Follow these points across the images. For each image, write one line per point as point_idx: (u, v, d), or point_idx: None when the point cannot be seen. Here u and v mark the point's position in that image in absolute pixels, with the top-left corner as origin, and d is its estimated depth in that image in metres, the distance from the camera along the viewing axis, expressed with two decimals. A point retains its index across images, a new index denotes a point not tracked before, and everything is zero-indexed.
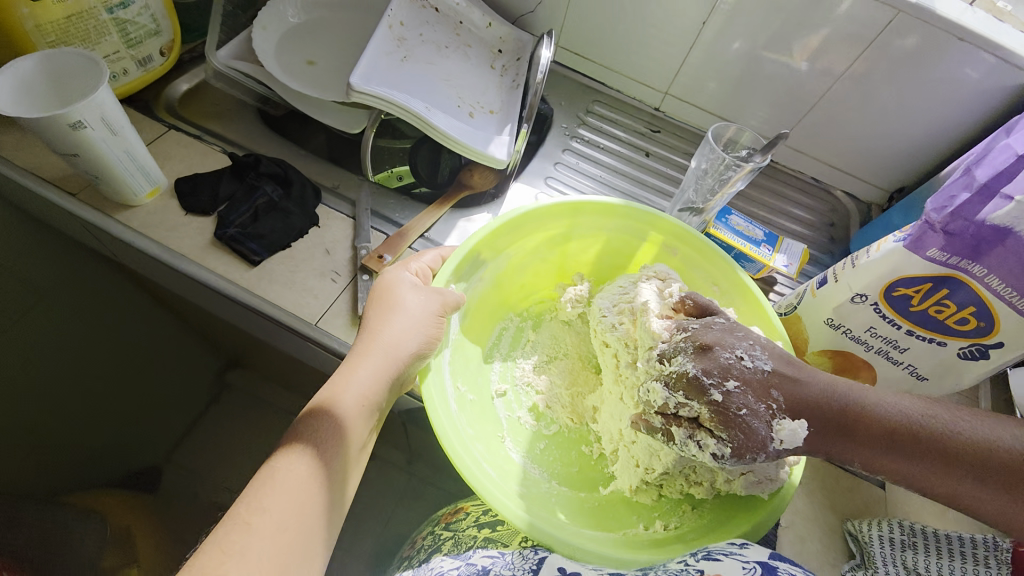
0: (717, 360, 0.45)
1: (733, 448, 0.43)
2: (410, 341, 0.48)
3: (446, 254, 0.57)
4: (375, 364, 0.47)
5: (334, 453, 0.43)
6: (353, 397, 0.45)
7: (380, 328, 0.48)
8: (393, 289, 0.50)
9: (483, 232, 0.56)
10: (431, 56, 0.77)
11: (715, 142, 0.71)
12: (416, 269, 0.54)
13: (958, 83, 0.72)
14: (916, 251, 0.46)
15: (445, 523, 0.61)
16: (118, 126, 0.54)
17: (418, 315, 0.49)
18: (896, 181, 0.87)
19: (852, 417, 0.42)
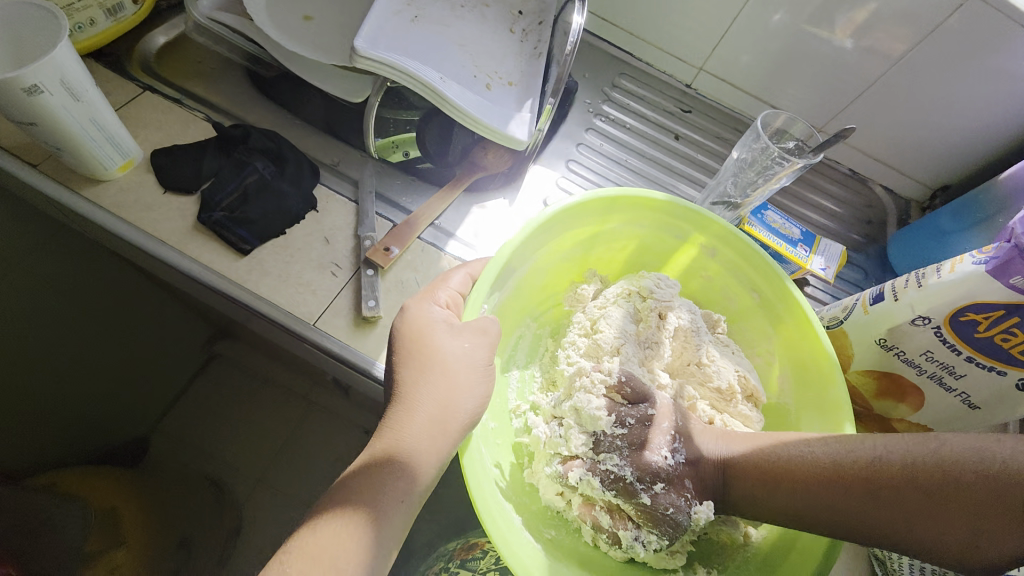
0: (650, 466, 0.48)
1: (665, 541, 0.48)
2: (466, 400, 0.42)
3: (474, 272, 0.51)
4: (427, 430, 0.40)
5: (386, 523, 0.37)
6: (405, 462, 0.39)
7: (425, 384, 0.41)
8: (429, 336, 0.43)
9: (520, 238, 0.50)
10: (443, 15, 0.68)
11: (761, 131, 0.64)
12: (445, 300, 0.47)
13: (1023, 76, 0.66)
14: (998, 278, 0.41)
15: (460, 561, 0.62)
16: (81, 90, 0.46)
17: (467, 366, 0.43)
18: (941, 179, 0.81)
19: (793, 472, 0.44)
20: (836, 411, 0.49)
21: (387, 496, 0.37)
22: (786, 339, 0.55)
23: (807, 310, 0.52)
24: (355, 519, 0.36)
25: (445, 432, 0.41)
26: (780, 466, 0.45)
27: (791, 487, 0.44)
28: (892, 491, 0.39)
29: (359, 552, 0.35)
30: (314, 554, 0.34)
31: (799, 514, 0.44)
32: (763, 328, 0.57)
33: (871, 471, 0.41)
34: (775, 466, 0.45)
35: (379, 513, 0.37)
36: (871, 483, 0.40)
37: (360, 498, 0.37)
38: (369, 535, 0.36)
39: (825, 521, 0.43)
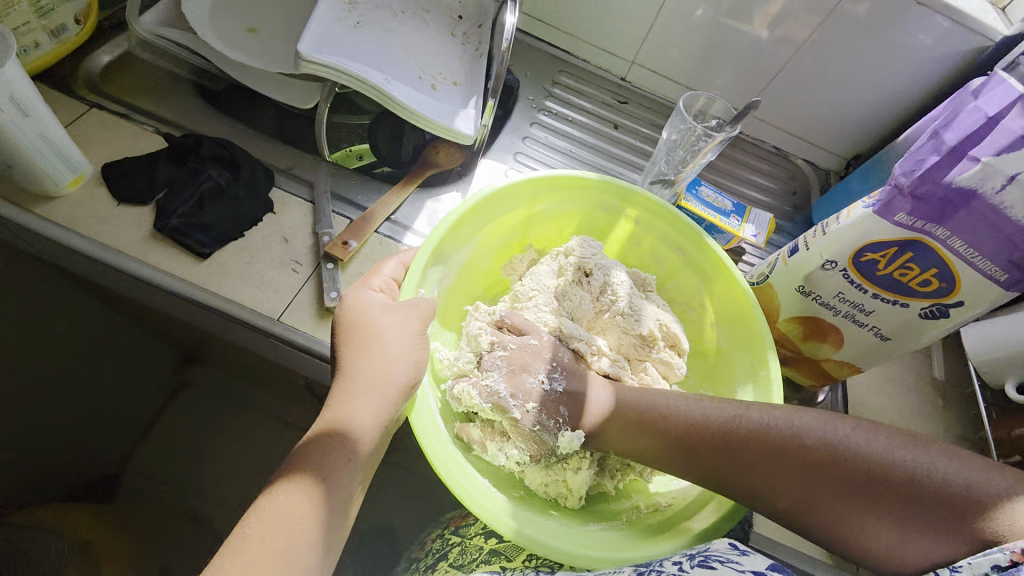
0: (523, 384, 0.51)
1: (528, 454, 0.51)
2: (401, 368, 0.44)
3: (407, 261, 0.53)
4: (367, 397, 0.42)
5: (332, 487, 0.39)
6: (353, 428, 0.41)
7: (361, 358, 0.44)
8: (364, 314, 0.46)
9: (444, 228, 0.53)
10: (386, 23, 0.71)
11: (686, 112, 0.70)
12: (380, 285, 0.49)
13: (913, 50, 0.74)
14: (884, 217, 0.48)
15: (454, 526, 0.61)
16: (29, 105, 0.47)
17: (402, 338, 0.46)
18: (853, 149, 0.90)
19: (722, 437, 0.45)
20: (759, 343, 0.54)
21: (335, 457, 0.40)
22: (711, 289, 0.61)
23: (721, 254, 0.58)
24: (309, 477, 0.39)
25: (384, 397, 0.43)
26: (718, 432, 0.45)
27: (725, 455, 0.44)
28: (816, 469, 0.41)
29: (314, 506, 0.38)
30: (271, 512, 0.37)
31: (721, 479, 0.44)
32: (692, 282, 0.62)
33: (808, 452, 0.41)
34: (713, 431, 0.45)
35: (328, 479, 0.39)
36: (802, 463, 0.41)
37: (313, 459, 0.39)
38: (323, 492, 0.39)
39: (744, 490, 0.43)
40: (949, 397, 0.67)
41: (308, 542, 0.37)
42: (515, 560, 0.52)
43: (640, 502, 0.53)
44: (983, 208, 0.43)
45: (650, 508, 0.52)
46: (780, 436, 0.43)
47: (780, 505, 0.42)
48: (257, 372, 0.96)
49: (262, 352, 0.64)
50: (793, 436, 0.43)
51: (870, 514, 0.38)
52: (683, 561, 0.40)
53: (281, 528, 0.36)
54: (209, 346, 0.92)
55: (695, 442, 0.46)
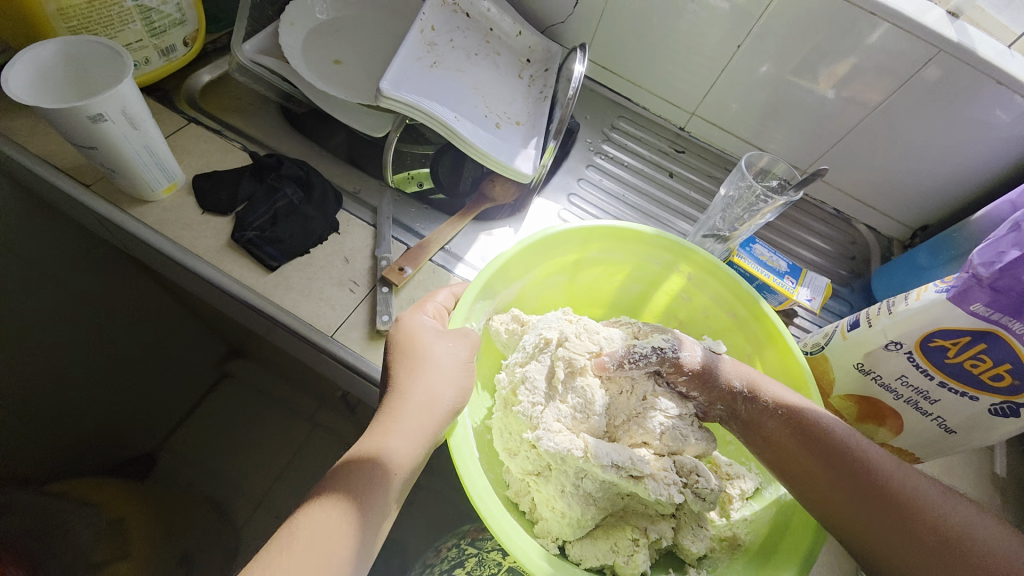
0: None
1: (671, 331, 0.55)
2: (450, 393, 0.46)
3: (458, 292, 0.55)
4: (415, 415, 0.43)
5: (371, 500, 0.40)
6: (393, 452, 0.42)
7: (410, 385, 0.44)
8: (415, 337, 0.47)
9: (495, 266, 0.54)
10: (460, 63, 0.75)
11: (747, 171, 0.69)
12: (432, 312, 0.51)
13: (990, 125, 0.71)
14: (959, 304, 0.45)
15: (471, 538, 0.65)
16: (139, 119, 0.52)
17: (447, 366, 0.46)
18: (919, 220, 0.87)
19: (820, 438, 0.46)
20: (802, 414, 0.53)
21: (384, 473, 0.41)
22: (763, 355, 0.59)
23: (778, 323, 0.56)
24: (356, 487, 0.40)
25: (431, 418, 0.44)
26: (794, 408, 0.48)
27: (800, 436, 0.47)
28: (894, 509, 0.42)
29: (360, 515, 0.39)
30: (319, 513, 0.39)
31: (778, 449, 0.48)
32: (740, 342, 0.61)
33: (897, 494, 0.43)
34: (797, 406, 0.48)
35: (363, 499, 0.40)
36: (888, 499, 0.43)
37: (361, 475, 0.41)
38: (372, 500, 0.40)
39: (816, 491, 0.45)
40: (1013, 498, 0.62)
41: (348, 549, 0.38)
42: None
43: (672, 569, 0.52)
44: None
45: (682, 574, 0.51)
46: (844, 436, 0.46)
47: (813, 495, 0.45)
48: (294, 376, 1.00)
49: (301, 357, 0.67)
50: (863, 454, 0.45)
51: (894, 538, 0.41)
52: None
53: (328, 540, 0.38)
54: (252, 343, 0.96)
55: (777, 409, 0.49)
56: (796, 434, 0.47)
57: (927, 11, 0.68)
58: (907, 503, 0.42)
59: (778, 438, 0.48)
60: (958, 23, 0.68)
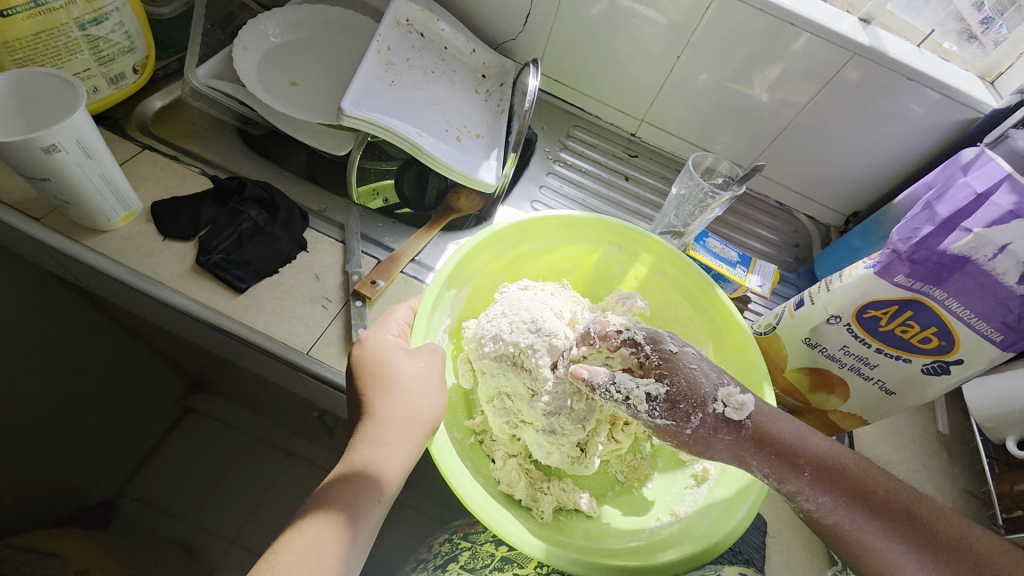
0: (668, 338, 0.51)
1: (672, 392, 0.47)
2: (428, 408, 0.46)
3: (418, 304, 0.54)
4: (396, 437, 0.44)
5: (361, 519, 0.40)
6: (378, 472, 0.42)
7: (386, 409, 0.44)
8: (386, 357, 0.46)
9: (441, 281, 0.53)
10: (418, 80, 0.78)
11: (694, 170, 0.74)
12: (396, 328, 0.50)
13: (904, 117, 0.80)
14: (884, 277, 0.50)
15: (463, 533, 0.63)
16: (94, 148, 0.51)
17: (421, 381, 0.46)
18: (850, 207, 0.95)
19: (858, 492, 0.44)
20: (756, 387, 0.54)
21: (372, 490, 0.41)
22: (685, 309, 0.62)
23: (721, 296, 0.58)
24: (340, 513, 0.39)
25: (411, 436, 0.44)
26: (831, 469, 0.45)
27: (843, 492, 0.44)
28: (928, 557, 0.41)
29: (347, 542, 0.39)
30: (311, 536, 0.38)
31: (834, 522, 0.44)
32: (675, 299, 0.62)
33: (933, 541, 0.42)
34: (833, 466, 0.45)
35: (352, 521, 0.40)
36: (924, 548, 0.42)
37: (346, 498, 0.40)
38: (358, 524, 0.40)
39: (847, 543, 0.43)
40: (955, 450, 0.68)
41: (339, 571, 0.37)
42: (527, 567, 0.57)
43: (659, 514, 0.52)
44: (976, 273, 0.46)
45: (670, 518, 0.51)
46: (879, 489, 0.44)
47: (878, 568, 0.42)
48: (265, 402, 0.98)
49: (273, 378, 0.66)
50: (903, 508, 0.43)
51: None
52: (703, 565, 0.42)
53: (318, 559, 0.37)
54: (218, 372, 0.94)
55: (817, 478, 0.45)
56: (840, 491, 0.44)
57: (840, 19, 0.76)
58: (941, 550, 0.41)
59: (836, 514, 0.44)
60: (869, 29, 0.76)
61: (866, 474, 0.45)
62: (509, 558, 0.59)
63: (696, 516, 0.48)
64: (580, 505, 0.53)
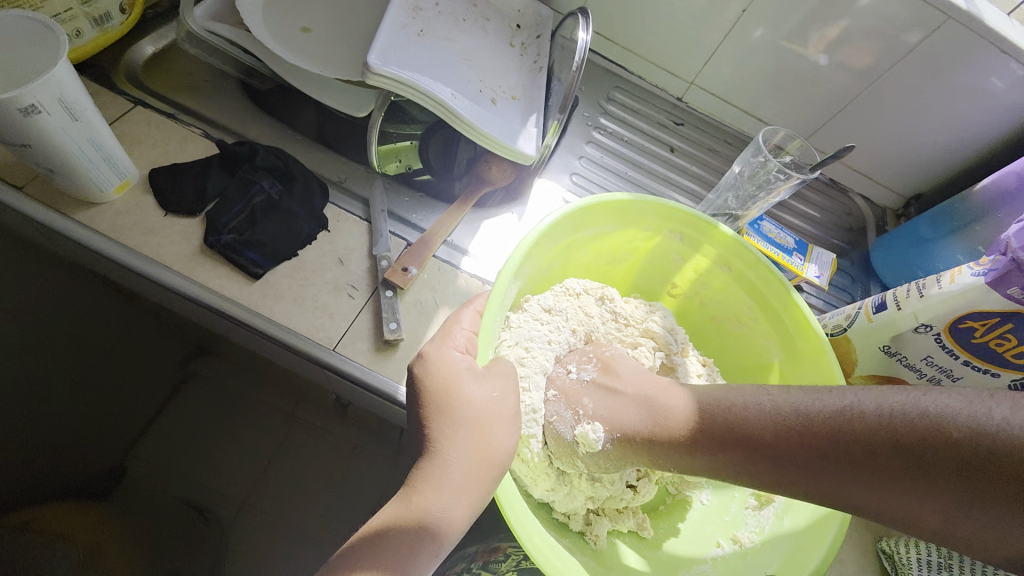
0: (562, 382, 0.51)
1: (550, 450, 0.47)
2: (501, 449, 0.39)
3: (481, 308, 0.47)
4: (463, 483, 0.37)
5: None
6: (437, 528, 0.35)
7: (453, 448, 0.37)
8: (456, 383, 0.40)
9: (505, 277, 0.45)
10: (448, 30, 0.67)
11: (763, 145, 0.66)
12: (463, 343, 0.43)
13: (982, 94, 0.71)
14: (996, 288, 0.44)
15: (482, 564, 0.57)
16: (80, 108, 0.43)
17: (493, 414, 0.40)
18: (912, 189, 0.87)
19: (733, 441, 0.39)
20: None
21: (428, 552, 0.34)
22: (748, 313, 0.57)
23: (806, 310, 0.52)
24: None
25: (480, 482, 0.37)
26: (768, 440, 0.37)
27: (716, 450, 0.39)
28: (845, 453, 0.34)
29: None
30: None
31: (818, 493, 0.35)
32: (740, 299, 0.57)
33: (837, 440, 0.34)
34: (722, 436, 0.39)
35: None
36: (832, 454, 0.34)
37: (399, 563, 0.33)
38: None
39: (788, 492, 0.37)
40: None
41: None
42: None
43: (720, 538, 0.47)
44: None
45: (732, 546, 0.46)
46: (825, 422, 0.35)
47: (894, 513, 0.32)
48: (279, 377, 0.94)
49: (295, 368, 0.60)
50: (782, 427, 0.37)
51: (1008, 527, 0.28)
52: None
53: None
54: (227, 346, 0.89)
55: (756, 459, 0.37)
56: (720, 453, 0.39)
57: None
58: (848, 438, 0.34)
59: (812, 480, 0.35)
60: None
61: (805, 415, 0.36)
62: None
63: (767, 547, 0.44)
64: (634, 526, 0.48)
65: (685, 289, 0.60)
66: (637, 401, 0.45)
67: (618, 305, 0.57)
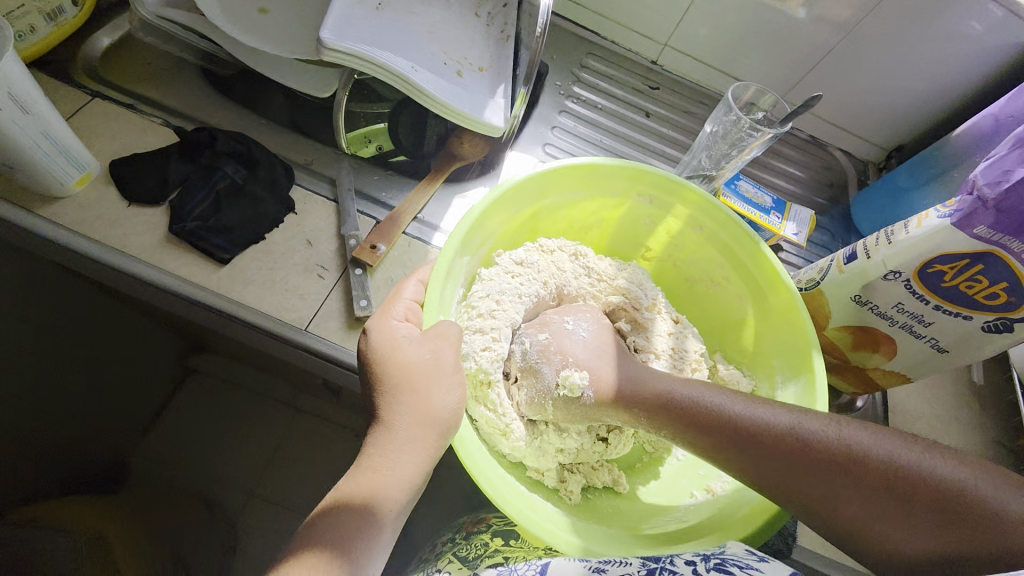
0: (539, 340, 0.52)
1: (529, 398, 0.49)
2: (443, 407, 0.40)
3: (425, 278, 0.47)
4: (407, 444, 0.38)
5: (365, 547, 0.35)
6: (385, 490, 0.36)
7: (395, 412, 0.39)
8: (394, 352, 0.40)
9: (454, 245, 0.46)
10: (409, 3, 0.66)
11: (734, 103, 0.65)
12: (402, 313, 0.44)
13: (961, 38, 0.69)
14: (962, 229, 0.44)
15: (467, 533, 0.58)
16: (29, 101, 0.43)
17: (434, 376, 0.40)
18: (894, 141, 0.85)
19: (713, 421, 0.41)
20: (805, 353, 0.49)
21: (377, 513, 0.36)
22: (721, 272, 0.56)
23: (773, 262, 0.51)
24: (340, 542, 0.34)
25: (424, 442, 0.38)
26: (745, 428, 0.40)
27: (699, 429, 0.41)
28: (814, 460, 0.37)
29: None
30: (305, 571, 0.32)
31: (776, 482, 0.38)
32: (713, 258, 0.56)
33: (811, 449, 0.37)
34: (705, 414, 0.41)
35: (353, 550, 0.34)
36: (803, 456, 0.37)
37: (349, 525, 0.35)
38: (358, 554, 0.34)
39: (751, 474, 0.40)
40: (992, 405, 0.65)
41: None
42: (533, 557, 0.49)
43: (693, 490, 0.48)
44: None
45: (705, 495, 0.47)
46: (790, 426, 0.39)
47: (822, 513, 0.37)
48: (272, 366, 0.96)
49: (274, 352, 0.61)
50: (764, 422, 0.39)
51: (917, 539, 0.33)
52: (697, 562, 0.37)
53: None
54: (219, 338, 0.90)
55: (722, 442, 0.40)
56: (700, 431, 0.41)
57: None
58: (822, 449, 0.37)
59: (763, 472, 0.39)
60: None
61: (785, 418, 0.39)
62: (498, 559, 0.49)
63: (734, 494, 0.44)
64: (609, 483, 0.50)
65: (659, 251, 0.60)
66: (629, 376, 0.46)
67: (591, 261, 0.57)
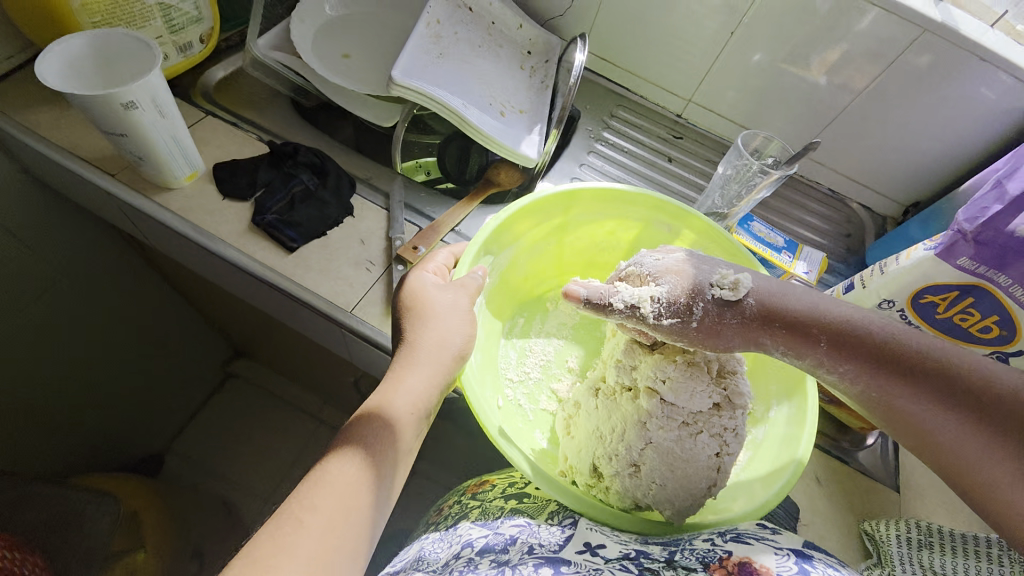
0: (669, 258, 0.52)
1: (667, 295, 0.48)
2: (456, 337, 0.49)
3: (457, 253, 0.57)
4: (427, 363, 0.46)
5: (389, 445, 0.43)
6: (407, 397, 0.45)
7: (419, 337, 0.47)
8: (422, 292, 0.49)
9: (483, 235, 0.56)
10: (465, 54, 0.78)
11: (744, 149, 0.72)
12: (433, 270, 0.53)
13: (974, 103, 0.74)
14: (946, 259, 0.47)
15: (472, 493, 0.61)
16: (166, 107, 0.54)
17: (454, 315, 0.49)
18: (911, 197, 0.89)
19: (889, 357, 0.44)
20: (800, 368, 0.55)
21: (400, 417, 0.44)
22: None
23: None
24: (369, 437, 0.42)
25: (440, 364, 0.47)
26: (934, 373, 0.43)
27: (871, 368, 0.45)
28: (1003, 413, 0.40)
29: (373, 464, 0.41)
30: (344, 459, 0.41)
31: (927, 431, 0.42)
32: None
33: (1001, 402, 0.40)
34: (882, 353, 0.45)
35: (377, 446, 0.42)
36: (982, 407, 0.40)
37: (377, 427, 0.43)
38: (380, 448, 0.42)
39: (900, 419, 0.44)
40: None
41: (369, 487, 0.40)
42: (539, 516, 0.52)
43: None
44: None
45: None
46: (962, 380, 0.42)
47: (965, 475, 0.41)
48: (307, 369, 1.04)
49: (318, 338, 0.69)
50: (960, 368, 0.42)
51: None
52: (717, 537, 0.44)
53: (349, 481, 0.39)
54: (267, 337, 1.00)
55: (898, 379, 0.44)
56: (881, 368, 0.44)
57: None
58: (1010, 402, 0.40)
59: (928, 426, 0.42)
60: (942, 4, 0.70)
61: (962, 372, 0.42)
62: (519, 509, 0.54)
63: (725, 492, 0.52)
64: None
65: None
66: (824, 305, 0.48)
67: None
